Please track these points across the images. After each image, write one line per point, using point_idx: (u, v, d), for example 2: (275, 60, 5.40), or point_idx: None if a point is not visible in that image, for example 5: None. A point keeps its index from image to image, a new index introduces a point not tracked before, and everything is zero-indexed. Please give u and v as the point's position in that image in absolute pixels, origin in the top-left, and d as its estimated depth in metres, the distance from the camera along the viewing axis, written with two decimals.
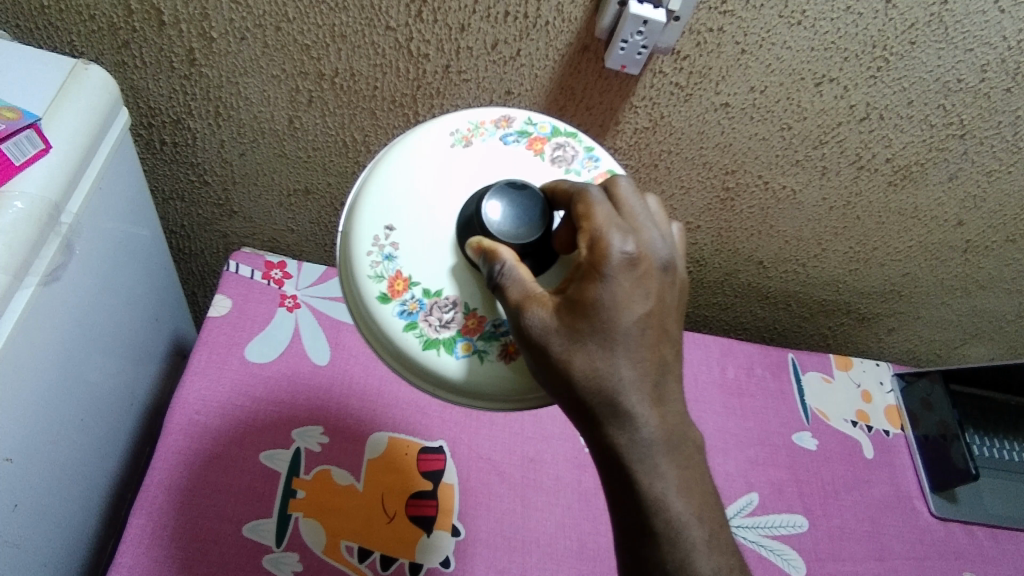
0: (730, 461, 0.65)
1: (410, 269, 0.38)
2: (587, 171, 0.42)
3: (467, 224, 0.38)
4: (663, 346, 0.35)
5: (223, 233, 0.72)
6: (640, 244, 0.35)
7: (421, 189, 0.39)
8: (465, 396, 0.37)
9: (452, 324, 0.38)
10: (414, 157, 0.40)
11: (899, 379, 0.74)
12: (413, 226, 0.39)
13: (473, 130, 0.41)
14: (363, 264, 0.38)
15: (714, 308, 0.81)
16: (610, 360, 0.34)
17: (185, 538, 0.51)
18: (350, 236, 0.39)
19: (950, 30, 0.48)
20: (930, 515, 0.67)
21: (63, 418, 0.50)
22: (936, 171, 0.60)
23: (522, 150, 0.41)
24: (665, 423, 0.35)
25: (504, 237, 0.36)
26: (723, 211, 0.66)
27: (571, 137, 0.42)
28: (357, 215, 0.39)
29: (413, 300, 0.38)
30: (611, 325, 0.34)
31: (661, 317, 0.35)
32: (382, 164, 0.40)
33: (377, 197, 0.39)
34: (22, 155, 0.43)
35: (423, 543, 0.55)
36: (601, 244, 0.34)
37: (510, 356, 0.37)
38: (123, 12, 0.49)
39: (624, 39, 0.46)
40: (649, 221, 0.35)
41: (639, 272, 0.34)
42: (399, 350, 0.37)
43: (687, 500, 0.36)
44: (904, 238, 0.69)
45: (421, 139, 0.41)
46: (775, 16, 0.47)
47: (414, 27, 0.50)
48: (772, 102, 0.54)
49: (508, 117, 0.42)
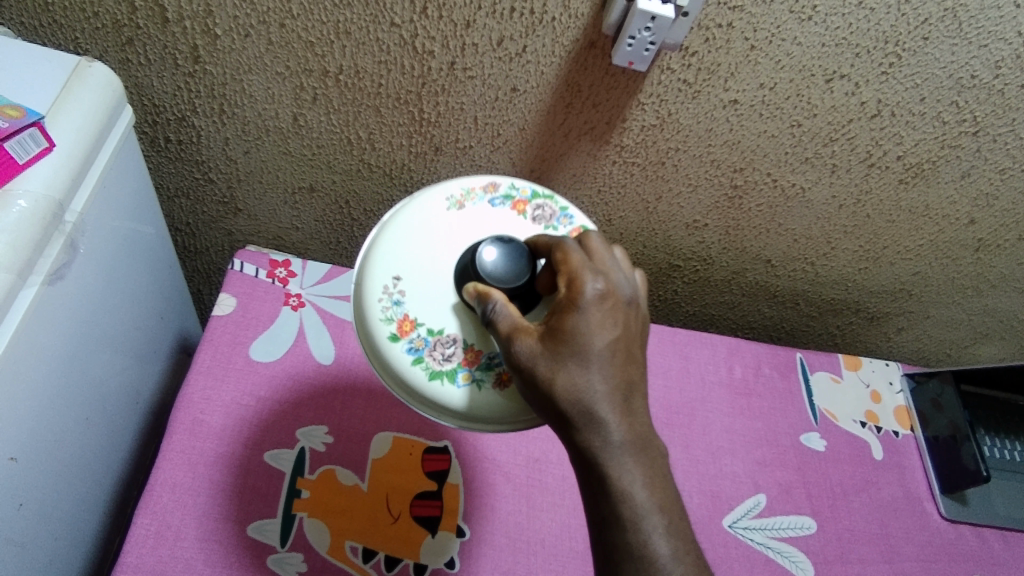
0: (738, 462, 0.65)
1: (415, 311, 0.42)
2: (563, 227, 0.46)
3: (464, 272, 0.42)
4: (634, 369, 0.37)
5: (227, 231, 0.72)
6: (609, 282, 0.38)
7: (426, 244, 0.44)
8: (468, 419, 0.41)
9: (454, 356, 0.41)
10: (417, 217, 0.44)
11: (908, 379, 0.73)
12: (417, 275, 0.43)
13: (465, 194, 0.46)
14: (375, 309, 0.42)
15: (721, 307, 0.81)
16: (587, 378, 0.35)
17: (190, 538, 0.51)
18: (362, 285, 0.43)
19: (964, 25, 0.47)
20: (940, 518, 0.66)
21: (67, 418, 0.49)
22: (949, 169, 0.59)
23: (507, 211, 0.46)
24: (633, 425, 0.36)
25: (495, 281, 0.40)
26: (731, 209, 0.65)
27: (549, 198, 0.47)
28: (367, 268, 0.43)
29: (420, 338, 0.41)
30: (588, 347, 0.36)
31: (630, 345, 0.38)
32: (390, 223, 0.44)
33: (384, 253, 0.43)
34: (26, 153, 0.43)
35: (428, 544, 0.55)
36: (576, 282, 0.37)
37: (502, 381, 0.41)
38: (127, 9, 0.49)
39: (632, 35, 0.45)
40: (616, 266, 0.39)
41: (610, 305, 0.37)
42: (408, 383, 0.41)
43: (655, 497, 0.36)
44: (914, 237, 0.68)
45: (420, 203, 0.45)
46: (786, 12, 0.46)
47: (419, 24, 0.49)
48: (782, 98, 0.53)
49: (493, 182, 0.47)
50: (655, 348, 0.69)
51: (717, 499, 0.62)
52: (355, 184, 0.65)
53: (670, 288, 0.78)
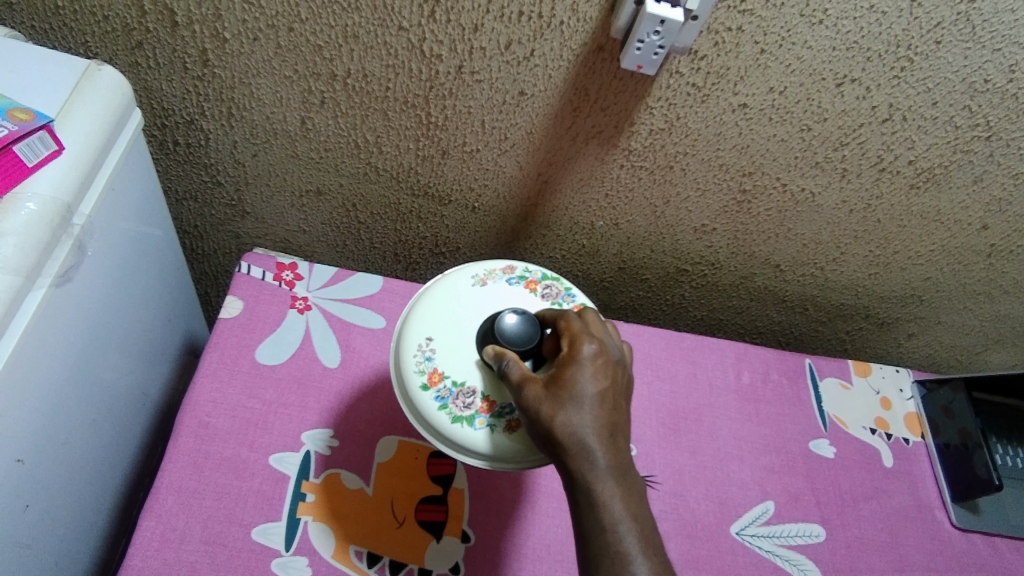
0: (746, 469, 0.64)
1: (444, 365, 0.46)
2: (567, 304, 0.50)
3: (485, 336, 0.46)
4: (624, 419, 0.40)
5: (235, 234, 0.72)
6: (604, 346, 0.42)
7: (455, 311, 0.49)
8: (488, 459, 0.44)
9: (473, 404, 0.45)
10: (448, 289, 0.50)
11: (919, 386, 0.72)
12: (447, 337, 0.47)
13: (487, 274, 0.51)
14: (409, 362, 0.46)
15: (729, 312, 0.80)
16: (582, 417, 0.38)
17: (194, 540, 0.51)
18: (401, 344, 0.48)
19: (977, 29, 0.46)
20: (951, 526, 0.65)
21: (74, 420, 0.49)
22: (961, 173, 0.58)
23: (521, 289, 0.51)
24: (619, 455, 0.38)
25: (510, 342, 0.44)
26: (741, 213, 0.65)
27: (556, 280, 0.52)
28: (406, 331, 0.48)
29: (446, 388, 0.45)
30: (585, 391, 0.39)
31: (620, 399, 0.40)
32: (426, 294, 0.50)
33: (419, 319, 0.48)
34: (35, 156, 0.43)
35: (433, 549, 0.54)
36: (576, 341, 0.41)
37: (512, 426, 0.44)
38: (137, 13, 0.49)
39: (641, 39, 0.45)
40: (609, 337, 0.43)
41: (605, 363, 0.41)
42: (434, 426, 0.45)
43: (631, 510, 0.37)
44: (926, 242, 0.67)
45: (449, 281, 0.50)
46: (796, 15, 0.46)
47: (427, 28, 0.49)
48: (792, 102, 0.53)
49: (511, 265, 0.52)
50: (662, 354, 0.69)
51: (725, 506, 0.61)
52: (363, 188, 0.65)
53: (678, 293, 0.77)
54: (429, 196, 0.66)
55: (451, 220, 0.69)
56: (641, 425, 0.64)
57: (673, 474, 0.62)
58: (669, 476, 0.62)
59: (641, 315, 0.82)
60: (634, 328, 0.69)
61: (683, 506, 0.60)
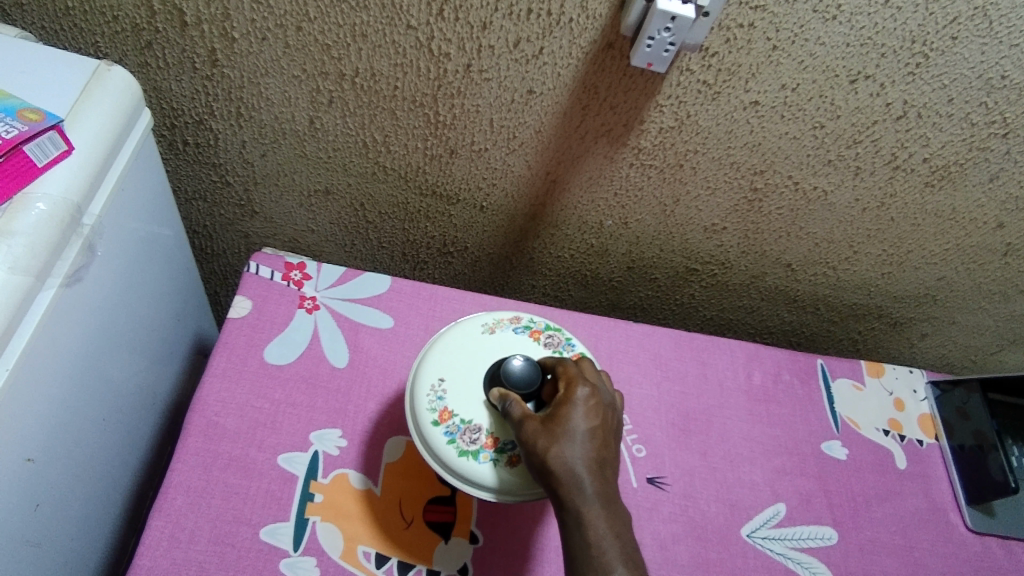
0: (757, 470, 0.63)
1: (454, 403, 0.46)
2: (569, 353, 0.50)
3: (492, 379, 0.47)
4: (611, 457, 0.41)
5: (245, 233, 0.72)
6: (598, 390, 0.43)
7: (467, 353, 0.48)
8: (494, 493, 0.44)
9: (479, 440, 0.45)
10: (460, 334, 0.49)
11: (933, 387, 0.71)
12: (458, 377, 0.47)
13: (496, 322, 0.51)
14: (422, 399, 0.46)
15: (739, 312, 0.79)
16: (574, 451, 0.39)
17: (204, 540, 0.51)
18: (415, 382, 0.48)
19: (995, 25, 0.46)
20: (965, 529, 0.64)
21: (84, 420, 0.50)
22: (977, 171, 0.58)
23: (525, 338, 0.50)
24: (607, 485, 0.40)
25: (513, 384, 0.44)
26: (751, 212, 0.64)
27: (558, 330, 0.52)
28: (419, 370, 0.48)
29: (455, 424, 0.45)
30: (577, 427, 0.40)
31: (609, 437, 0.42)
32: (440, 338, 0.50)
33: (433, 360, 0.48)
34: (46, 157, 0.43)
35: (442, 550, 0.54)
36: (571, 383, 0.43)
37: (513, 462, 0.44)
38: (146, 13, 0.49)
39: (651, 36, 0.44)
40: (602, 381, 0.45)
41: (596, 406, 0.42)
42: (443, 460, 0.45)
43: (614, 527, 0.38)
44: (940, 240, 0.66)
45: (461, 326, 0.50)
46: (809, 11, 0.45)
47: (435, 26, 0.49)
48: (804, 100, 0.52)
49: (517, 315, 0.52)
50: (671, 354, 0.68)
51: (736, 508, 0.61)
52: (372, 188, 0.65)
53: (688, 292, 0.77)
54: (437, 195, 0.65)
55: (460, 219, 0.68)
56: (651, 426, 0.63)
57: (683, 475, 0.61)
58: (679, 477, 0.61)
59: (651, 315, 0.81)
60: (643, 328, 0.69)
61: (694, 508, 0.60)
